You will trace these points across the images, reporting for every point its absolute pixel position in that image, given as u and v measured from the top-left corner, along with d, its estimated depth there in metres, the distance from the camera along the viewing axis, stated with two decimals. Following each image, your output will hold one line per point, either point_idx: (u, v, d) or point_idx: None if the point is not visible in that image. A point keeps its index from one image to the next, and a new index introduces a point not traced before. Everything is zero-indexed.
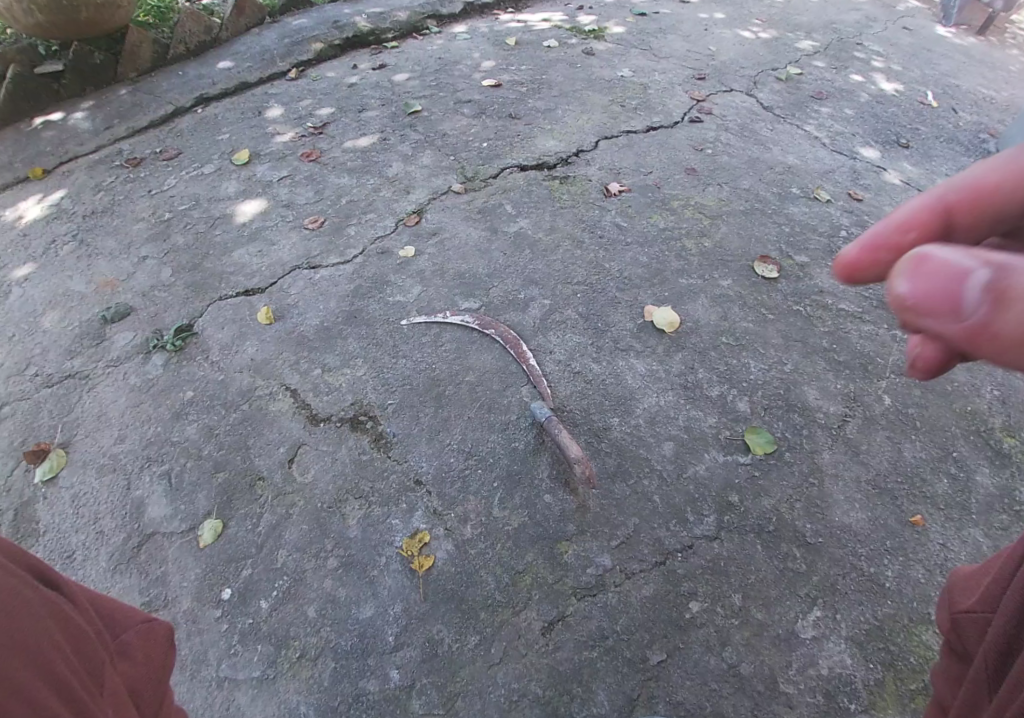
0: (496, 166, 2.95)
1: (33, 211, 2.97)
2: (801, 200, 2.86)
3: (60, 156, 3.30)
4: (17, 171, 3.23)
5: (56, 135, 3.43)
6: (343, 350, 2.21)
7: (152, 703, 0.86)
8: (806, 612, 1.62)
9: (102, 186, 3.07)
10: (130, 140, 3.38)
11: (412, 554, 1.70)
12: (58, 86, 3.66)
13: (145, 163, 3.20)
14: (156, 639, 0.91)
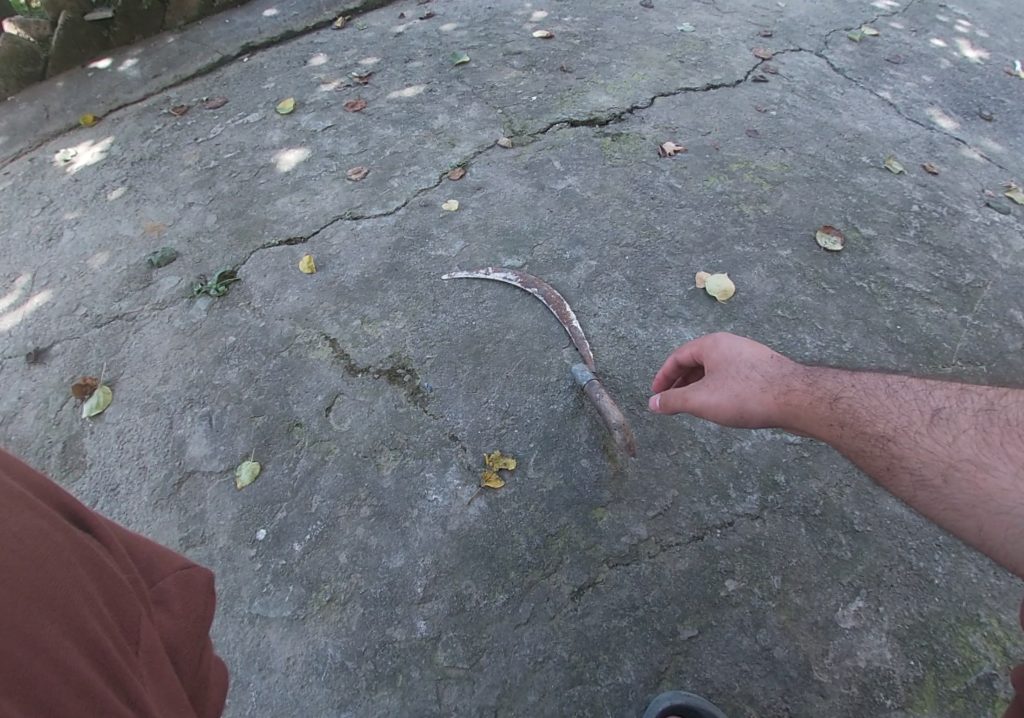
0: (545, 120, 2.84)
1: (85, 157, 3.00)
2: (870, 170, 2.67)
3: (110, 103, 3.31)
4: (69, 117, 3.26)
5: (107, 81, 3.44)
6: (383, 302, 2.18)
7: (192, 653, 0.85)
8: (846, 601, 1.56)
9: (150, 133, 3.07)
10: (178, 88, 3.37)
11: (491, 466, 1.76)
12: (108, 34, 3.65)
13: (192, 111, 3.19)
14: (193, 588, 0.90)
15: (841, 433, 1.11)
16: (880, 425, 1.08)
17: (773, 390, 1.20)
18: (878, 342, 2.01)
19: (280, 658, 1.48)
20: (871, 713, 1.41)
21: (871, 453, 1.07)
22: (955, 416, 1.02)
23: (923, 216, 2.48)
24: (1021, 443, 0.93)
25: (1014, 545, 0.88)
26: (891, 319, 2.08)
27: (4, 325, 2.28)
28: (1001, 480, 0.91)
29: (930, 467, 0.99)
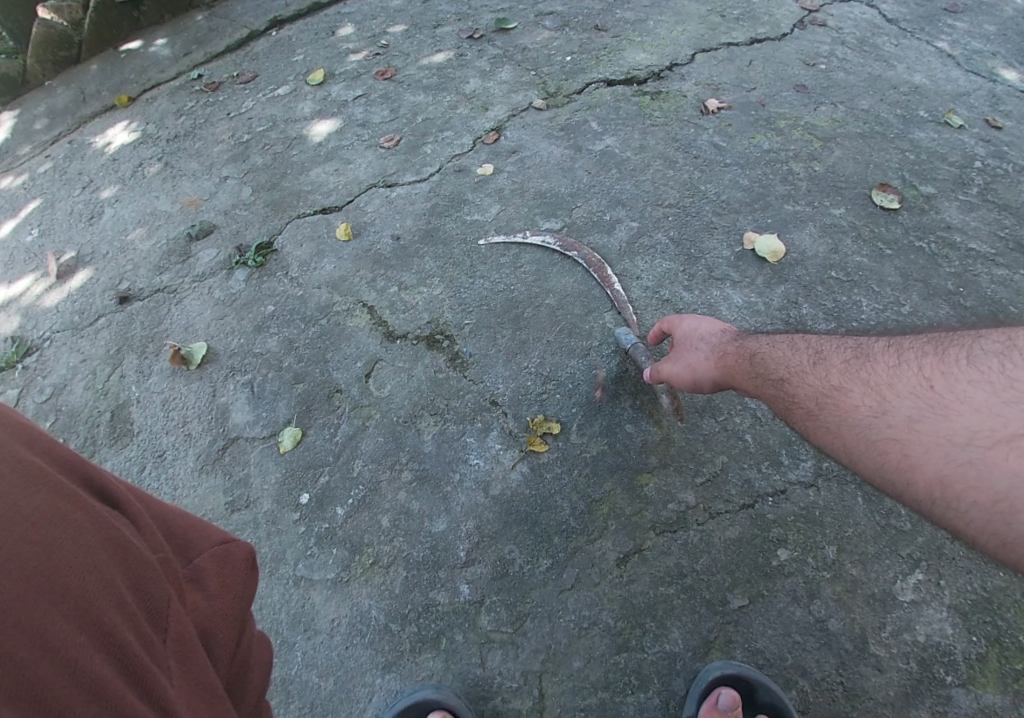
0: (581, 81, 2.74)
1: (121, 137, 3.02)
2: (928, 125, 2.51)
3: (143, 83, 3.32)
4: (104, 99, 3.29)
5: (139, 62, 3.46)
6: (419, 268, 2.15)
7: (228, 635, 0.81)
8: (905, 574, 1.49)
9: (183, 111, 3.07)
10: (208, 65, 3.36)
11: (535, 431, 1.73)
12: (138, 14, 3.65)
13: (223, 87, 3.17)
14: (231, 566, 0.86)
15: (755, 384, 1.21)
16: (775, 369, 1.17)
17: (716, 356, 1.34)
18: (940, 305, 1.89)
19: (326, 619, 1.49)
20: (930, 689, 1.35)
21: (773, 399, 1.16)
22: (829, 354, 1.11)
23: (987, 173, 2.32)
24: (873, 367, 1.01)
25: (866, 453, 0.94)
26: (953, 281, 1.96)
27: (52, 303, 2.32)
28: (853, 398, 0.99)
29: (807, 399, 1.07)
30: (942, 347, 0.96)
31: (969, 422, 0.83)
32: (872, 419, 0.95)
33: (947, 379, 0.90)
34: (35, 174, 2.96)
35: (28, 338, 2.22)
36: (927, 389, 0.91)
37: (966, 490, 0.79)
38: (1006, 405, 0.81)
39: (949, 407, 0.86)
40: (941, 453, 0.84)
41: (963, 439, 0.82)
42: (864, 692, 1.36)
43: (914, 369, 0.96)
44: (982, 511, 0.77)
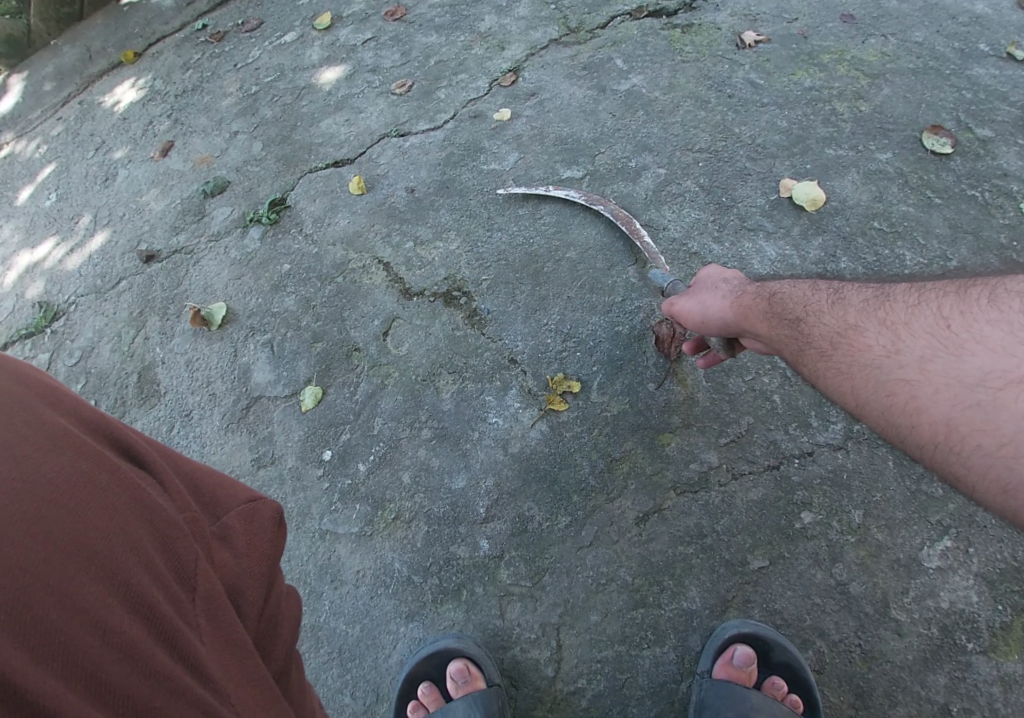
0: (606, 14, 2.55)
1: (130, 95, 2.94)
2: (989, 60, 2.29)
3: (149, 37, 3.20)
4: (111, 56, 3.19)
5: (142, 13, 3.32)
6: (436, 222, 2.08)
7: (258, 591, 0.80)
8: (933, 539, 1.46)
9: (190, 64, 2.97)
10: (212, 14, 3.22)
11: (555, 390, 1.69)
12: None
13: (229, 36, 3.05)
14: (259, 524, 0.84)
15: (769, 324, 1.18)
16: (792, 308, 1.15)
17: (732, 298, 1.29)
18: (989, 259, 1.78)
19: (350, 571, 1.53)
20: (951, 654, 1.34)
21: (786, 341, 1.14)
22: (849, 295, 1.10)
23: None
24: (892, 307, 1.01)
25: (875, 395, 0.95)
26: (1006, 233, 1.83)
27: (73, 267, 2.32)
28: (869, 340, 0.99)
29: (821, 341, 1.07)
30: (964, 286, 0.95)
31: (981, 363, 0.83)
32: (885, 359, 0.95)
33: (965, 317, 0.89)
34: (48, 137, 2.92)
35: (54, 303, 2.23)
36: (942, 328, 0.91)
37: (972, 433, 0.81)
38: (1020, 346, 0.82)
39: (963, 347, 0.86)
40: (950, 395, 0.85)
41: (972, 381, 0.83)
42: (882, 654, 1.35)
43: (932, 308, 0.95)
44: (988, 455, 0.80)
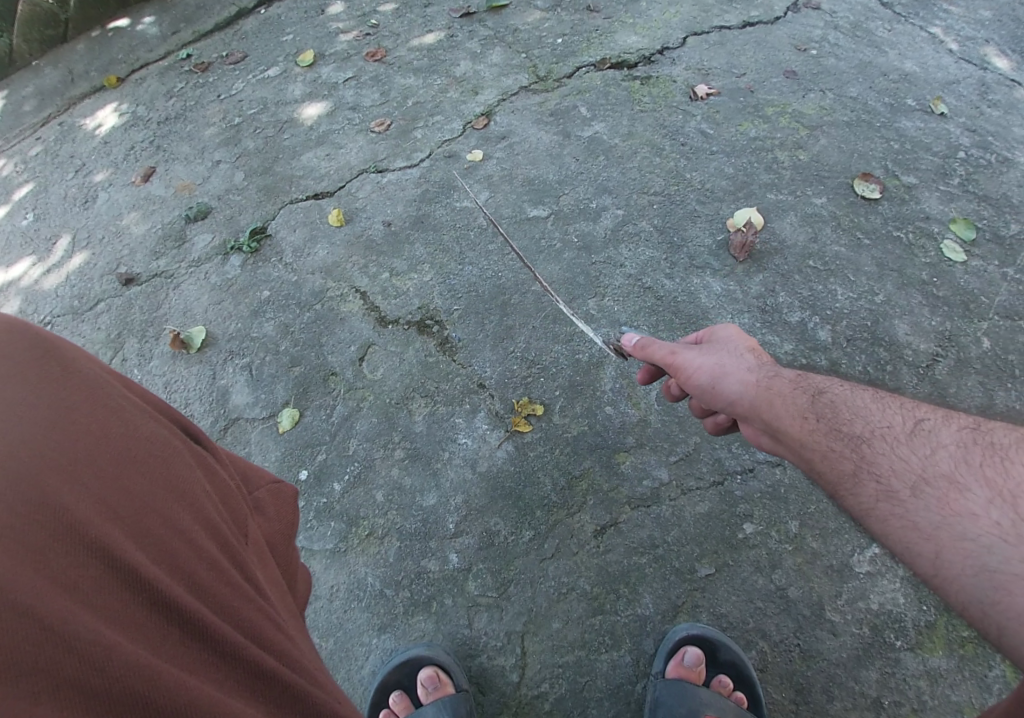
0: (572, 65, 2.76)
1: (112, 119, 3.04)
2: (914, 114, 2.54)
3: (133, 63, 3.32)
4: (95, 79, 3.29)
5: (127, 41, 3.45)
6: (411, 255, 2.22)
7: (285, 550, 1.01)
8: (862, 547, 1.61)
9: (175, 92, 3.09)
10: (197, 44, 3.35)
11: (520, 412, 1.83)
12: None
13: (213, 67, 3.18)
14: (284, 499, 1.06)
15: (817, 428, 1.17)
16: (858, 428, 1.14)
17: (763, 382, 1.28)
18: (912, 295, 1.98)
19: (325, 585, 1.61)
20: (880, 651, 1.48)
21: (837, 459, 1.12)
22: (941, 436, 1.06)
23: (968, 163, 2.37)
24: (1004, 472, 0.96)
25: (968, 573, 0.89)
26: (926, 271, 2.04)
27: (51, 287, 2.40)
28: (975, 507, 0.93)
29: (902, 482, 1.02)
30: None
31: None
32: (995, 539, 0.89)
33: None
34: (27, 157, 3.00)
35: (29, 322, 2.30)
36: None
37: None
38: None
39: None
40: None
41: None
42: (818, 653, 1.49)
43: None
44: None
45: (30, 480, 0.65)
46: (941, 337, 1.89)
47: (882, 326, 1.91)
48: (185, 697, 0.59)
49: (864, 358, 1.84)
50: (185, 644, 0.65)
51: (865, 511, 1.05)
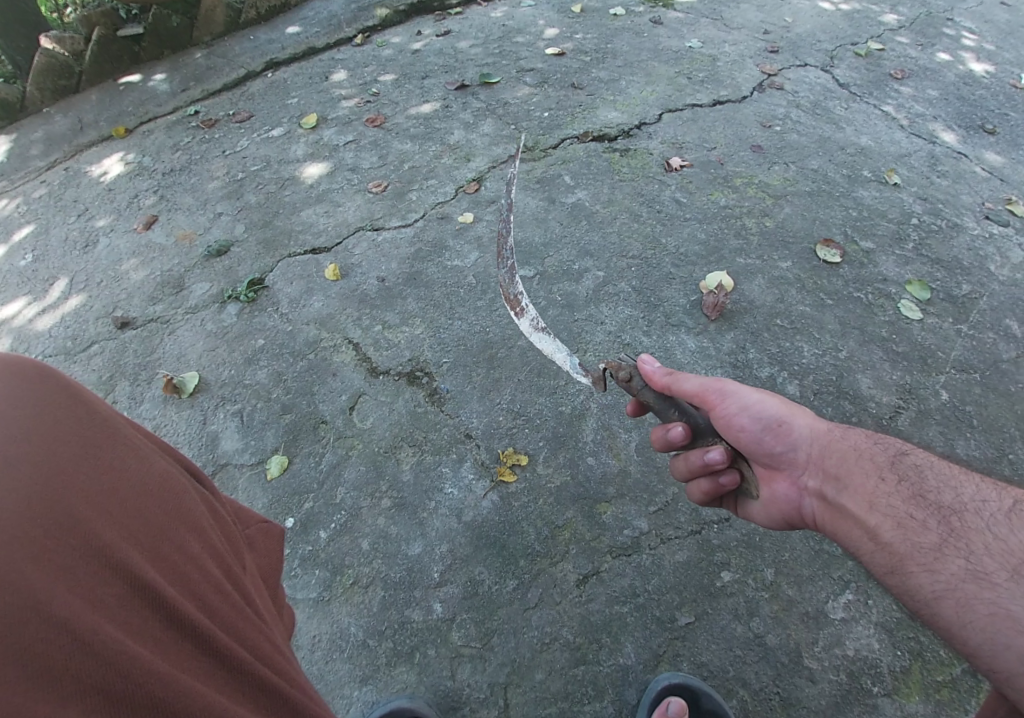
0: (557, 136, 2.97)
1: (117, 168, 3.18)
2: (871, 185, 2.76)
3: (140, 116, 3.49)
4: (102, 129, 3.45)
5: (137, 95, 3.63)
6: (403, 309, 2.33)
7: (274, 586, 1.05)
8: (836, 594, 1.67)
9: (180, 146, 3.24)
10: (204, 102, 3.54)
11: (505, 463, 1.89)
12: (139, 49, 3.83)
13: (219, 124, 3.36)
14: (273, 538, 1.11)
15: (898, 491, 1.19)
16: (947, 502, 1.15)
17: (830, 436, 1.31)
18: (873, 351, 2.11)
19: (307, 635, 1.61)
20: (858, 698, 1.52)
21: (920, 533, 1.12)
22: None
23: (921, 229, 2.56)
24: None
25: None
26: (886, 329, 2.18)
27: (44, 327, 2.45)
28: None
29: (997, 566, 1.04)
30: None
31: None
32: None
33: None
34: (29, 199, 3.11)
35: None
36: None
37: None
38: None
39: None
40: None
41: None
42: (798, 701, 1.52)
43: None
44: None
45: (61, 503, 0.70)
46: (903, 390, 2.01)
47: (847, 380, 2.03)
48: (200, 705, 0.65)
49: (831, 410, 1.95)
50: (200, 657, 0.70)
51: (948, 590, 1.05)
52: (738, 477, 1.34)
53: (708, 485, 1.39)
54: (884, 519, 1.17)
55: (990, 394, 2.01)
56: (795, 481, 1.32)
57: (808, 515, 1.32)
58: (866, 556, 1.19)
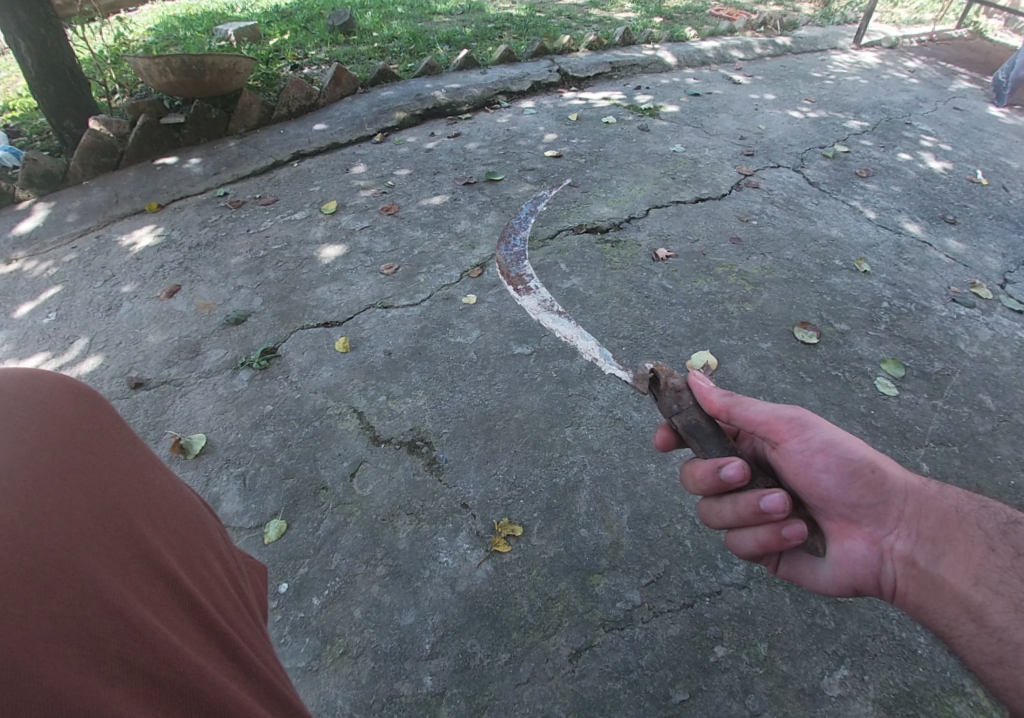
0: (554, 227, 3.23)
1: (146, 239, 3.44)
2: (844, 271, 2.96)
3: (172, 195, 3.81)
4: (135, 204, 3.75)
5: (170, 175, 3.95)
6: (406, 381, 2.45)
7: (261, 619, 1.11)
8: (831, 669, 1.66)
9: (206, 223, 3.52)
10: (233, 186, 3.88)
11: (500, 533, 1.94)
12: (178, 135, 4.20)
13: (245, 205, 3.65)
14: (261, 575, 1.18)
15: (1008, 565, 1.16)
16: None
17: (925, 495, 1.31)
18: (854, 424, 2.21)
19: None
20: None
21: None
22: None
23: (893, 311, 2.73)
24: None
25: None
26: (865, 404, 2.29)
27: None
28: None
29: None
30: None
31: None
32: None
33: None
34: (60, 263, 3.34)
35: None
36: None
37: None
38: None
39: None
40: None
41: None
42: None
43: None
44: None
45: (106, 508, 0.78)
46: None
47: None
48: (224, 699, 0.74)
49: None
50: (217, 655, 0.80)
51: None
52: (802, 530, 1.27)
53: (766, 537, 1.32)
54: (991, 596, 1.13)
55: (970, 467, 2.09)
56: (878, 542, 1.30)
57: (887, 580, 1.28)
58: (964, 638, 1.14)
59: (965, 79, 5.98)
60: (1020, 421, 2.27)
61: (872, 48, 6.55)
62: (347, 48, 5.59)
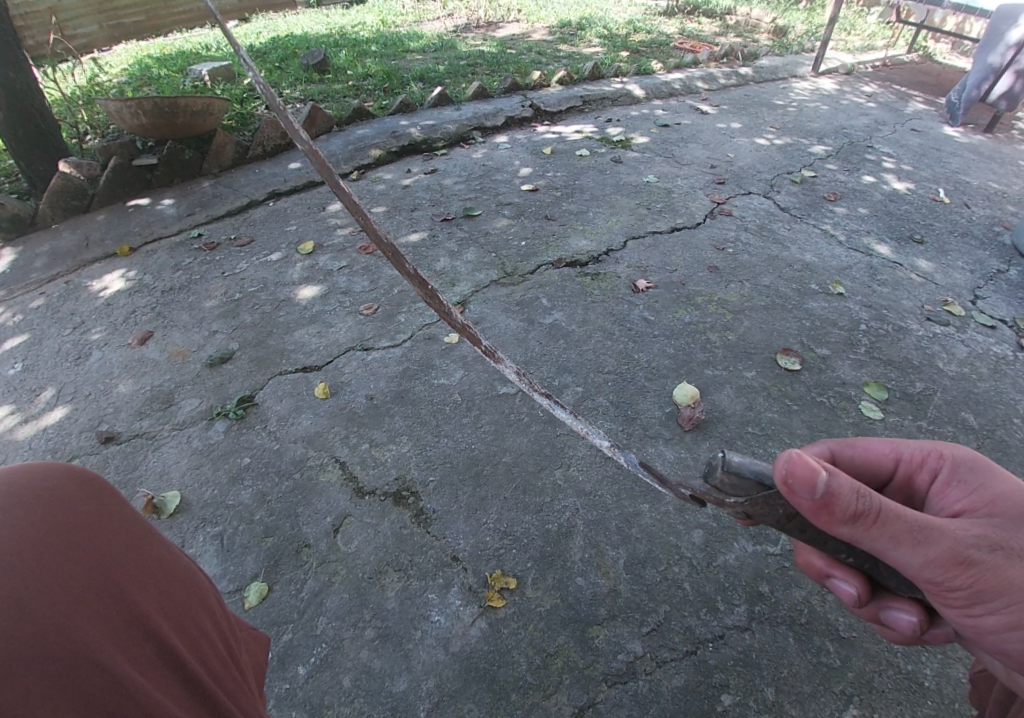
0: (534, 262, 3.22)
1: (116, 284, 3.34)
2: (820, 296, 2.99)
3: (144, 238, 3.72)
4: (105, 247, 3.66)
5: (141, 217, 3.87)
6: (390, 427, 2.39)
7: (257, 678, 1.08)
8: (840, 711, 1.61)
9: (179, 266, 3.44)
10: (206, 227, 3.81)
11: (493, 587, 1.87)
12: (150, 177, 4.13)
13: (219, 247, 3.59)
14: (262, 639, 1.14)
15: None
16: None
17: None
18: None
19: None
20: None
21: None
22: None
23: (871, 333, 2.76)
24: None
25: None
26: (852, 429, 2.29)
27: (23, 437, 2.47)
28: None
29: None
30: None
31: None
32: None
33: None
34: (26, 310, 3.23)
35: None
36: None
37: None
38: None
39: None
40: None
41: None
42: None
43: None
44: None
45: (105, 575, 0.74)
46: None
47: None
48: None
49: None
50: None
51: None
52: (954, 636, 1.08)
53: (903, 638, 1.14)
54: None
55: None
56: None
57: None
58: None
59: (918, 101, 6.22)
60: (1003, 438, 2.29)
61: (830, 75, 6.79)
62: (320, 86, 5.61)
